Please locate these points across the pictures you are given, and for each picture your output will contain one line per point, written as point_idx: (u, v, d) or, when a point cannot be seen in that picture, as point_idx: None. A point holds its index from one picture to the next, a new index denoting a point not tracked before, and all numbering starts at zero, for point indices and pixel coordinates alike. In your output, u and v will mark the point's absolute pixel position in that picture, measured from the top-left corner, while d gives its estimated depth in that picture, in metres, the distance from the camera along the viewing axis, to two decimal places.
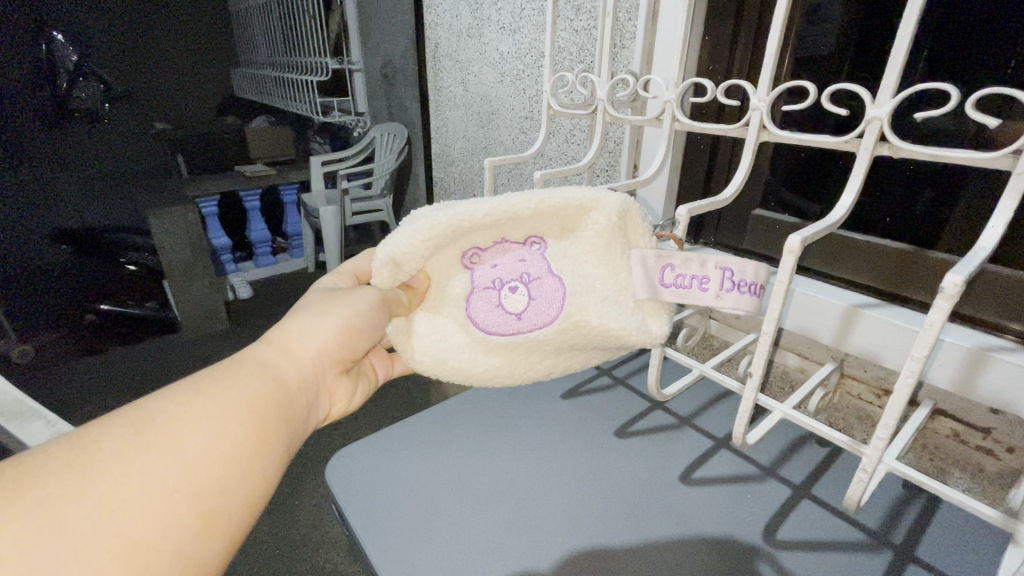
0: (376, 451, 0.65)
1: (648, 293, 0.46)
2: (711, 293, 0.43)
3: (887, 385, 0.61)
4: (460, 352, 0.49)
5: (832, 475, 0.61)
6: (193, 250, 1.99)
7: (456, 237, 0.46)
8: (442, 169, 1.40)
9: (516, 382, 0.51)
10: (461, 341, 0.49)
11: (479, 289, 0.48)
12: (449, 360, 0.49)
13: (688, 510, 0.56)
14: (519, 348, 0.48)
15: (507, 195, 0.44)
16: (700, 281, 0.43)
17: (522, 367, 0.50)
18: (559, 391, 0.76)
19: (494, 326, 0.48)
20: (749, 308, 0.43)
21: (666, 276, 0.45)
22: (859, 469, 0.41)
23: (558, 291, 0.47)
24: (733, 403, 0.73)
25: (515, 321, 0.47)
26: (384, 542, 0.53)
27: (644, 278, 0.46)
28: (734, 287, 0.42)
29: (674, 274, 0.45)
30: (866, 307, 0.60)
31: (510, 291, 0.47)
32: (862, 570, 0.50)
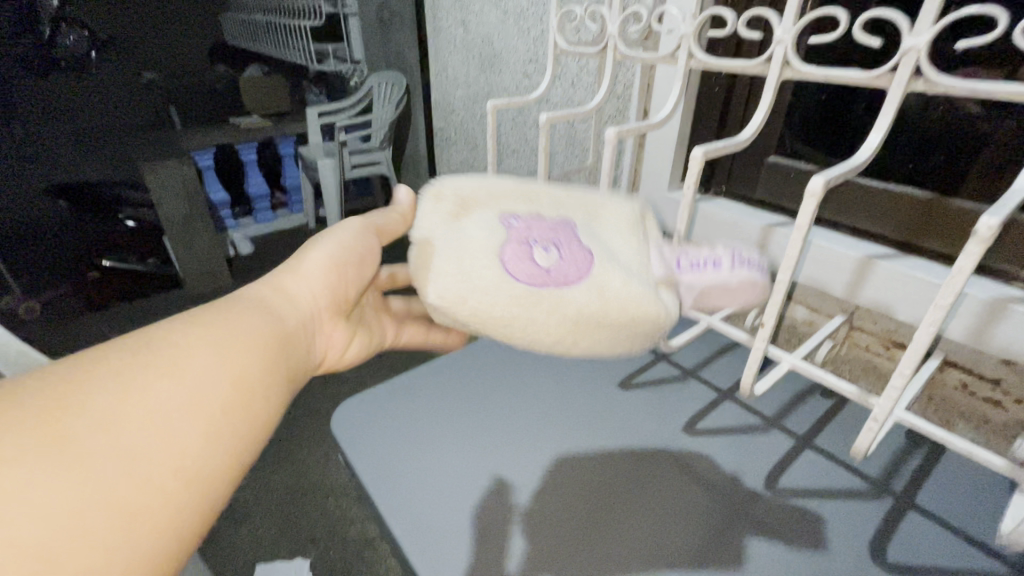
0: (380, 402, 0.66)
1: (665, 272, 0.46)
2: (724, 270, 0.45)
3: (896, 337, 0.60)
4: (485, 292, 0.40)
5: (835, 426, 0.61)
6: (190, 205, 2.16)
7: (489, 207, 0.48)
8: (443, 119, 1.34)
9: (541, 344, 0.41)
10: (489, 279, 0.41)
11: (511, 243, 0.44)
12: (471, 300, 0.40)
13: (691, 459, 0.57)
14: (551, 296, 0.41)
15: (534, 184, 0.51)
16: (712, 261, 0.46)
17: (552, 324, 0.40)
18: (562, 343, 0.75)
19: (524, 274, 0.41)
20: (756, 285, 0.45)
21: (680, 262, 0.47)
22: (870, 419, 0.42)
23: (588, 253, 0.44)
24: (738, 356, 0.72)
25: (545, 271, 0.42)
26: (393, 490, 0.53)
27: (660, 259, 0.47)
28: (744, 263, 0.45)
29: (688, 260, 0.47)
30: (881, 258, 0.58)
31: (541, 246, 0.43)
32: (862, 516, 0.51)
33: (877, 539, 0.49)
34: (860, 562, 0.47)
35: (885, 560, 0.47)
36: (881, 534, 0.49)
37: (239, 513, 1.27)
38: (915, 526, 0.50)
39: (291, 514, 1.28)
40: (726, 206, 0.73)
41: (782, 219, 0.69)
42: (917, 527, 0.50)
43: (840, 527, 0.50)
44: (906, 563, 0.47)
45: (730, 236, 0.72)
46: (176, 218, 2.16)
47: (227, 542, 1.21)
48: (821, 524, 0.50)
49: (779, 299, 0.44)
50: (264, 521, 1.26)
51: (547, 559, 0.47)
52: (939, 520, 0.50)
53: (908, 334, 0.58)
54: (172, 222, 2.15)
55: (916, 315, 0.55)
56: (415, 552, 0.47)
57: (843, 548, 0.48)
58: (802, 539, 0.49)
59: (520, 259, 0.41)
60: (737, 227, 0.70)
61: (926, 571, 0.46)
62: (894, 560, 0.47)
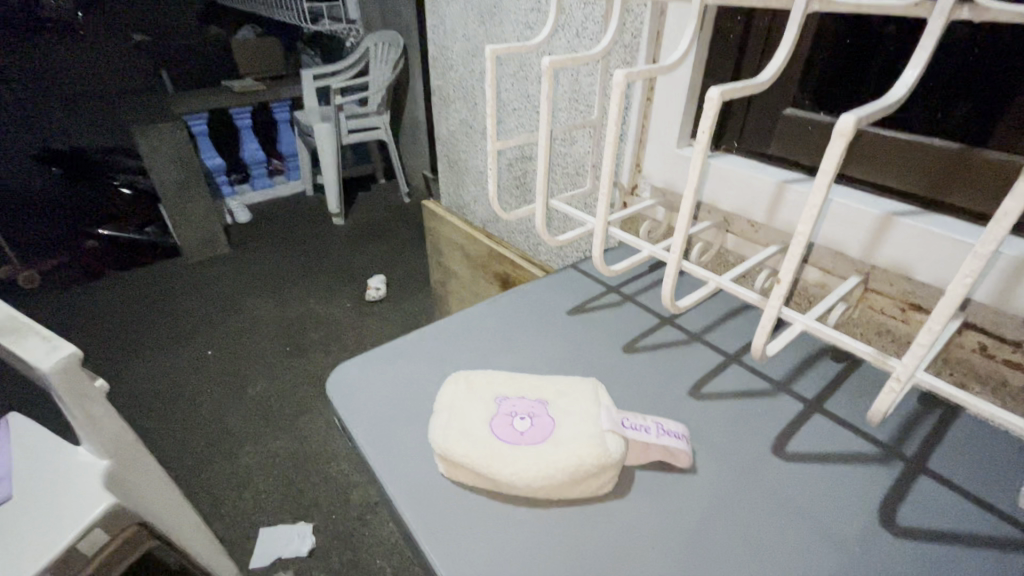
0: (376, 364, 0.63)
1: (611, 424, 0.49)
2: (652, 434, 0.50)
3: (913, 299, 0.57)
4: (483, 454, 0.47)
5: (845, 390, 0.59)
6: (184, 169, 2.11)
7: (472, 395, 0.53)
8: (440, 77, 1.28)
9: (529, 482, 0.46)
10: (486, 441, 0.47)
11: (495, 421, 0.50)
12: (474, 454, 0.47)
13: (696, 423, 0.55)
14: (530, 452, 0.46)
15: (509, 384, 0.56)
16: (646, 425, 0.51)
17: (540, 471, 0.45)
18: (565, 307, 0.73)
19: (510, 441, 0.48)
20: (682, 449, 0.50)
21: (623, 420, 0.50)
22: (891, 379, 0.38)
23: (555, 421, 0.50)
24: (746, 319, 0.70)
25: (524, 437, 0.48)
26: (390, 453, 0.52)
27: (607, 414, 0.50)
28: (668, 432, 0.51)
29: (629, 421, 0.50)
30: (902, 215, 0.55)
31: (521, 419, 0.51)
32: (872, 481, 0.49)
33: (887, 504, 0.47)
34: (869, 526, 0.46)
35: (895, 524, 0.46)
36: (892, 499, 0.48)
37: (241, 478, 1.29)
38: (927, 490, 0.48)
39: (293, 478, 1.30)
40: (739, 163, 0.69)
41: (798, 176, 0.65)
42: (929, 492, 0.48)
43: (850, 491, 0.48)
44: (917, 527, 0.45)
45: (742, 194, 0.68)
46: (170, 184, 2.11)
47: (231, 506, 1.22)
48: (830, 488, 0.49)
49: (797, 258, 0.40)
50: (266, 485, 1.28)
51: (553, 542, 0.44)
52: (951, 485, 0.49)
53: (928, 295, 0.56)
54: (165, 188, 2.11)
55: (937, 275, 0.53)
56: (415, 520, 0.46)
57: (851, 513, 0.47)
58: (810, 503, 0.48)
59: (500, 434, 0.48)
60: (750, 184, 0.67)
61: (938, 535, 0.45)
62: (905, 525, 0.46)
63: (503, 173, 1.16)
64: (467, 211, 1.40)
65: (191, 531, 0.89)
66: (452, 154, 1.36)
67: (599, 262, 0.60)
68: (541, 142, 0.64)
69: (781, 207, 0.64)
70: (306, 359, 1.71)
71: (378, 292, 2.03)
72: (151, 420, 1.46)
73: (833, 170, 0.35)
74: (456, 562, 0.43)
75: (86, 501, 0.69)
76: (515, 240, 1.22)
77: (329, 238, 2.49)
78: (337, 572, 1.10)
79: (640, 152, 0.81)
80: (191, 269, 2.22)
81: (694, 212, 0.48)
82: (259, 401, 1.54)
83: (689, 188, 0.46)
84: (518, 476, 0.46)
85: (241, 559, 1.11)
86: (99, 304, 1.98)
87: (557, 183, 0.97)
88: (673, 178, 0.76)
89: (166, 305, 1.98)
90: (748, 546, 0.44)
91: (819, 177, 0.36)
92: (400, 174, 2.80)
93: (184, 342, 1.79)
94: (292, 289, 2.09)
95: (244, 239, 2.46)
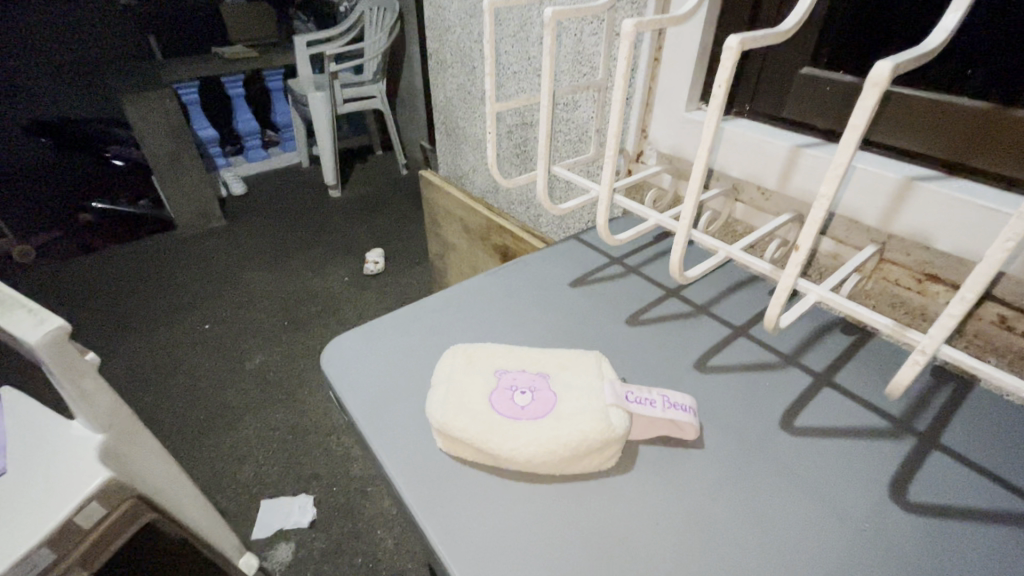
0: (372, 336, 0.61)
1: (616, 399, 0.47)
2: (659, 407, 0.48)
3: (930, 269, 0.55)
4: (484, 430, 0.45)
5: (856, 362, 0.57)
6: (176, 139, 2.05)
7: (470, 368, 0.52)
8: (436, 40, 1.22)
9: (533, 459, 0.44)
10: (487, 418, 0.46)
11: (496, 394, 0.49)
12: (474, 433, 0.45)
13: (702, 397, 0.53)
14: (533, 427, 0.45)
15: (509, 352, 0.54)
16: (651, 399, 0.48)
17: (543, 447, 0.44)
18: (566, 279, 0.70)
19: (511, 416, 0.46)
20: (689, 423, 0.48)
21: (627, 394, 0.48)
22: (915, 351, 0.36)
23: (556, 395, 0.48)
24: (754, 291, 0.68)
25: (525, 411, 0.47)
26: (387, 427, 0.50)
27: (611, 389, 0.48)
28: (674, 405, 0.49)
29: (634, 395, 0.48)
30: (924, 180, 0.52)
31: (522, 393, 0.49)
32: (884, 456, 0.48)
33: (898, 479, 0.46)
34: (879, 501, 0.44)
35: (906, 499, 0.44)
36: (903, 473, 0.46)
37: (241, 451, 1.29)
38: (940, 465, 0.47)
39: (293, 451, 1.30)
40: (751, 127, 0.66)
41: (813, 140, 0.62)
42: (941, 466, 0.47)
43: (860, 466, 0.47)
44: (929, 503, 0.44)
45: (753, 160, 0.65)
46: (161, 155, 2.05)
47: (231, 478, 1.23)
48: (839, 463, 0.47)
49: (817, 224, 0.37)
50: (266, 458, 1.28)
51: (554, 517, 0.43)
52: (965, 460, 0.47)
53: (946, 265, 0.54)
54: (157, 159, 2.05)
55: (958, 243, 0.51)
56: (411, 495, 0.45)
57: (861, 488, 0.45)
58: (819, 478, 0.46)
59: (500, 408, 0.47)
60: (763, 149, 0.64)
61: (950, 511, 0.43)
62: (916, 500, 0.44)
63: (503, 142, 1.12)
64: (466, 182, 1.36)
65: (190, 504, 0.88)
66: (449, 122, 1.31)
67: (604, 231, 0.58)
68: (544, 104, 0.60)
69: (794, 173, 0.61)
70: (304, 333, 1.70)
71: (377, 266, 2.00)
72: (150, 394, 1.46)
73: (860, 135, 0.33)
74: (454, 537, 0.42)
75: (82, 475, 0.68)
76: (515, 211, 1.19)
77: (326, 211, 2.45)
78: (339, 542, 1.11)
79: (646, 117, 0.78)
80: (186, 243, 2.18)
81: (706, 178, 0.45)
82: (257, 375, 1.53)
83: (702, 152, 0.43)
84: (518, 451, 0.44)
85: (243, 530, 1.12)
86: (95, 278, 1.95)
87: (559, 150, 0.94)
88: (681, 143, 0.73)
89: (162, 278, 1.96)
90: (755, 522, 0.43)
91: (847, 132, 0.33)
92: (397, 145, 2.74)
93: (181, 316, 1.77)
94: (289, 263, 2.06)
95: (239, 212, 2.42)
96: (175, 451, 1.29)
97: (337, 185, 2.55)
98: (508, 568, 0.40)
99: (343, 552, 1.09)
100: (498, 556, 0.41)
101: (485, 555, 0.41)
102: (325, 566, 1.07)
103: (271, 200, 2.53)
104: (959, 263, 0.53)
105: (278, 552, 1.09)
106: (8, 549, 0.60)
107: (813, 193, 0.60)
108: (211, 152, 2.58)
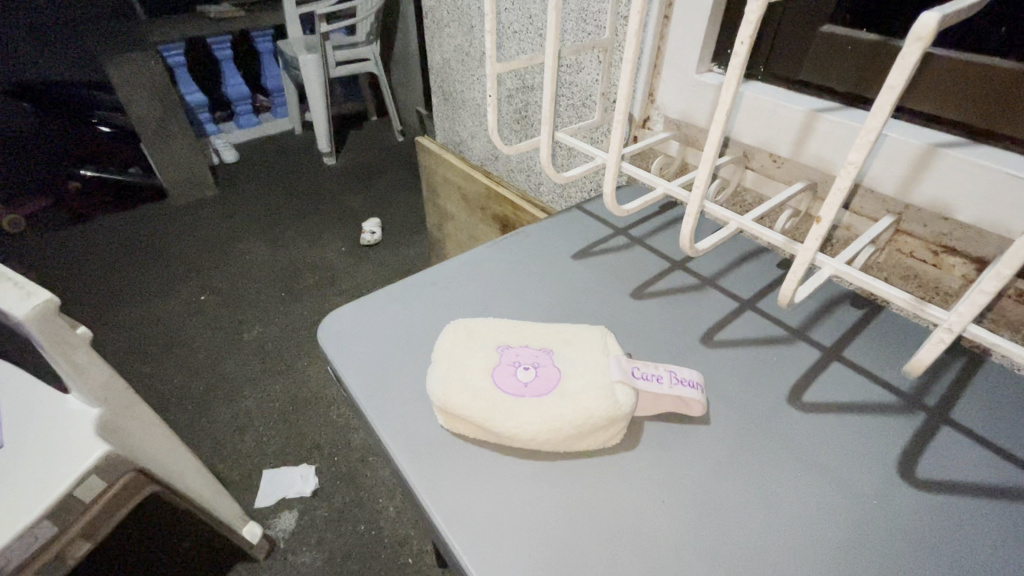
0: (371, 309, 0.60)
1: (622, 376, 0.46)
2: (666, 383, 0.47)
3: (947, 241, 0.54)
4: (488, 408, 0.44)
5: (866, 337, 0.56)
6: (163, 104, 1.99)
7: (471, 343, 0.50)
8: None
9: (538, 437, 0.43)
10: (491, 396, 0.45)
11: (498, 370, 0.47)
12: (478, 411, 0.44)
13: (709, 373, 0.52)
14: (538, 404, 0.44)
15: (511, 327, 0.53)
16: (657, 375, 0.47)
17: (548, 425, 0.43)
18: (570, 251, 0.68)
19: (515, 393, 0.45)
20: (697, 398, 0.47)
21: (633, 370, 0.47)
22: (941, 329, 0.35)
23: (560, 370, 0.47)
24: (763, 263, 0.66)
25: (529, 387, 0.46)
26: (387, 403, 0.49)
27: (616, 366, 0.46)
28: (681, 380, 0.47)
29: (640, 371, 0.47)
30: (948, 147, 0.49)
31: (525, 369, 0.47)
32: (892, 432, 0.47)
33: (907, 455, 0.45)
34: (887, 478, 0.44)
35: (914, 476, 0.44)
36: (911, 450, 0.46)
37: (242, 422, 1.30)
38: (949, 441, 0.46)
39: (293, 422, 1.30)
40: (764, 90, 0.63)
41: (831, 104, 0.59)
42: (951, 442, 0.46)
43: (868, 443, 0.46)
44: (937, 479, 0.44)
45: (766, 125, 0.62)
46: (148, 120, 1.98)
47: (233, 449, 1.23)
48: (847, 440, 0.47)
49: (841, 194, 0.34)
50: (267, 429, 1.28)
51: (559, 495, 0.43)
52: (974, 435, 0.46)
53: (963, 237, 0.52)
54: (144, 125, 1.99)
55: (980, 214, 0.49)
56: (413, 472, 0.44)
57: (869, 465, 0.45)
58: (827, 454, 0.45)
59: (504, 385, 0.46)
60: (777, 114, 0.61)
61: (958, 487, 0.43)
62: (924, 477, 0.44)
63: (502, 107, 1.08)
64: (464, 149, 1.32)
65: (193, 477, 0.87)
66: (446, 85, 1.26)
67: (610, 201, 0.55)
68: (548, 65, 0.56)
69: (809, 139, 0.59)
70: (301, 304, 1.68)
71: (373, 236, 1.97)
72: (148, 365, 1.45)
73: (894, 102, 0.30)
74: (458, 515, 0.41)
75: (79, 449, 0.67)
76: (515, 179, 1.15)
77: (320, 179, 2.40)
78: (341, 510, 1.13)
79: (654, 80, 0.74)
80: (179, 212, 2.14)
81: (722, 146, 0.42)
82: (255, 346, 1.52)
83: (719, 118, 0.41)
84: (523, 429, 0.43)
85: (246, 499, 1.13)
86: (87, 248, 1.92)
87: (562, 116, 0.90)
88: (690, 108, 0.70)
89: (155, 249, 1.92)
90: (762, 500, 0.42)
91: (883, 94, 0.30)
92: (393, 111, 2.66)
93: (176, 287, 1.75)
94: (284, 233, 2.03)
95: (231, 180, 2.37)
96: (175, 422, 1.29)
97: (331, 152, 2.48)
98: (512, 546, 0.40)
99: (345, 520, 1.11)
100: (502, 534, 0.40)
101: (489, 535, 0.40)
102: (328, 533, 1.08)
103: (264, 168, 2.47)
104: (977, 235, 0.51)
105: (281, 520, 1.10)
106: (11, 520, 0.60)
107: (829, 160, 0.58)
108: (200, 117, 2.52)
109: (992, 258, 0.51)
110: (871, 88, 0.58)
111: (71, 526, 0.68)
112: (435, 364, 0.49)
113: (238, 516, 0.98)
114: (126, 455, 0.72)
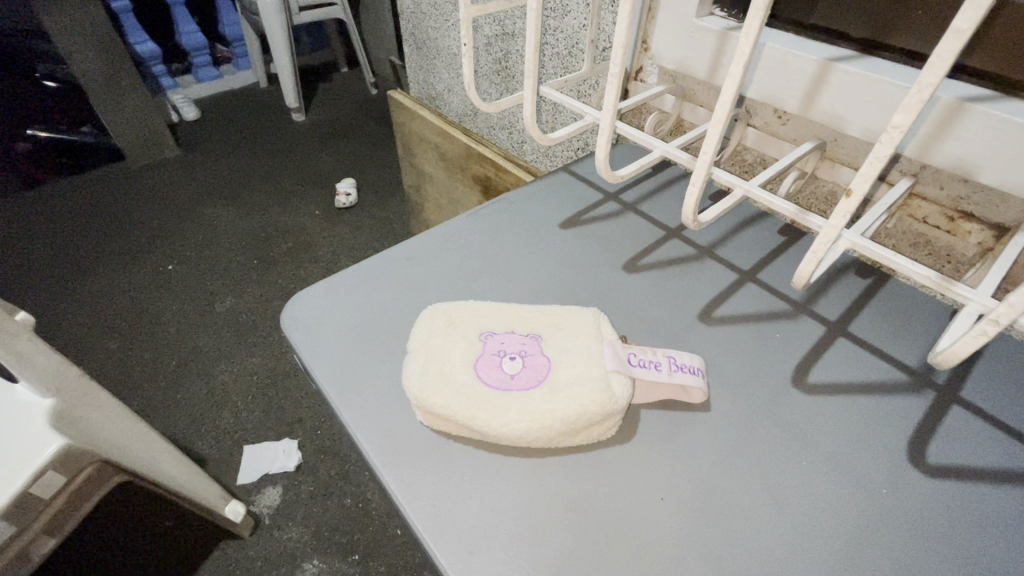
0: (339, 290, 0.54)
1: (616, 364, 0.43)
2: (664, 372, 0.44)
3: (964, 206, 0.51)
4: (473, 411, 0.40)
5: (873, 309, 0.53)
6: (109, 57, 1.81)
7: (448, 327, 0.47)
8: None
9: (532, 437, 0.40)
10: (474, 393, 0.41)
11: (487, 354, 0.45)
12: (458, 411, 0.40)
13: (709, 352, 0.49)
14: (527, 399, 0.41)
15: (503, 306, 0.49)
16: (654, 363, 0.45)
17: (541, 422, 0.40)
18: (557, 220, 0.63)
19: (499, 385, 0.42)
20: (698, 387, 0.44)
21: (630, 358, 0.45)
22: (987, 320, 0.32)
23: (546, 363, 0.44)
24: (764, 229, 0.61)
25: (510, 380, 0.43)
26: (357, 399, 0.45)
27: (611, 352, 0.44)
28: (681, 369, 0.45)
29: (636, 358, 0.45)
30: (978, 102, 0.45)
31: (511, 360, 0.44)
32: (903, 414, 0.44)
33: (917, 439, 0.43)
34: (898, 466, 0.41)
35: (925, 463, 0.41)
36: (922, 432, 0.43)
37: (218, 398, 1.25)
38: (960, 422, 0.44)
39: (271, 397, 1.25)
40: (771, 37, 0.57)
41: (846, 53, 0.54)
42: (962, 423, 0.44)
43: (878, 426, 0.44)
44: (948, 464, 0.41)
45: (774, 78, 0.57)
46: (94, 76, 1.81)
47: (210, 425, 1.19)
48: (856, 422, 0.44)
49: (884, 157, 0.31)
50: (244, 404, 1.24)
51: (550, 495, 0.39)
52: (986, 415, 0.44)
53: (983, 201, 0.49)
54: (88, 80, 1.81)
55: (1006, 177, 0.45)
56: (388, 476, 0.40)
57: (881, 451, 0.42)
58: (834, 440, 0.43)
59: (487, 376, 0.43)
60: (786, 63, 0.55)
61: (969, 472, 0.41)
62: (937, 462, 0.41)
63: (481, 56, 0.99)
64: (440, 103, 1.23)
65: (167, 463, 0.82)
66: (418, 32, 1.15)
67: (604, 165, 0.50)
68: (530, 8, 0.49)
69: (820, 94, 0.54)
70: (274, 273, 1.60)
71: (348, 198, 1.87)
72: (116, 342, 1.38)
73: (954, 55, 0.26)
74: (441, 524, 0.38)
75: (33, 443, 0.57)
76: (496, 138, 1.08)
77: (289, 138, 2.26)
78: (327, 485, 1.10)
79: (648, 25, 0.67)
80: (139, 175, 2.00)
81: (735, 105, 0.37)
82: (228, 318, 1.46)
83: (735, 71, 0.35)
84: (509, 427, 0.40)
85: (229, 475, 1.11)
86: (41, 218, 1.78)
87: (545, 67, 0.83)
88: (688, 58, 0.64)
89: (113, 215, 1.80)
90: (767, 492, 0.40)
91: (955, 42, 0.26)
92: (364, 62, 2.49)
93: (140, 256, 1.65)
94: (253, 196, 1.92)
95: (193, 141, 2.22)
96: (145, 401, 1.24)
97: (300, 107, 2.34)
98: (501, 556, 0.36)
99: (332, 494, 1.09)
100: (489, 543, 0.37)
101: (477, 544, 0.37)
102: (314, 508, 1.07)
103: (227, 126, 2.32)
104: (999, 200, 0.48)
105: (265, 496, 1.08)
106: None
107: (843, 118, 0.53)
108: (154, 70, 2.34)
109: (1011, 223, 0.49)
110: (893, 35, 0.53)
111: (31, 525, 0.60)
112: (411, 358, 0.45)
113: (220, 496, 0.94)
114: (86, 447, 0.62)
